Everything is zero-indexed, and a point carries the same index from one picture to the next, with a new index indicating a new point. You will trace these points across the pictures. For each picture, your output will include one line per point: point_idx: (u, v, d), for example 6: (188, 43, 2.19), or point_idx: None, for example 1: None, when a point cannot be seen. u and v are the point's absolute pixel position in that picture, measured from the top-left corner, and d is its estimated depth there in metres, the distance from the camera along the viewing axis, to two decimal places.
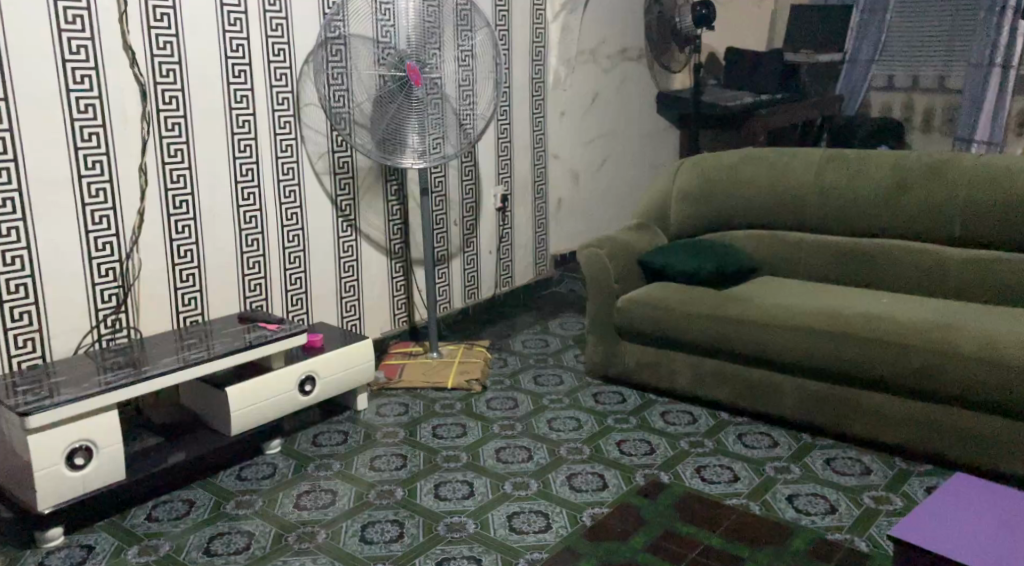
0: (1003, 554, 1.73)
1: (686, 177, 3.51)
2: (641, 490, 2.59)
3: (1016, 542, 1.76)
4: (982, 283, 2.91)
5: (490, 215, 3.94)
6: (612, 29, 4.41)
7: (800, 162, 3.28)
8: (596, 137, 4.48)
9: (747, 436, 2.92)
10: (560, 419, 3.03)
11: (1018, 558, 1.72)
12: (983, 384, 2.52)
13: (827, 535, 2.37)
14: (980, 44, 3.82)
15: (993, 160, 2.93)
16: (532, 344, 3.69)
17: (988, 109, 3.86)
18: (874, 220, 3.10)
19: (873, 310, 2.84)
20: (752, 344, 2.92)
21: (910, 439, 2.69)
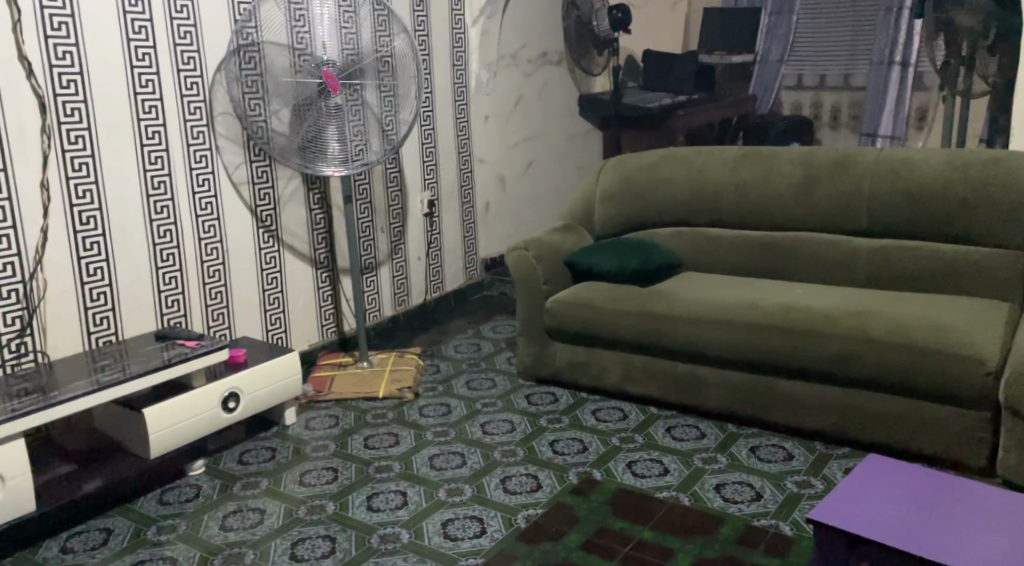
0: (910, 528, 1.80)
1: (610, 178, 3.56)
2: (573, 489, 2.62)
3: (924, 516, 1.84)
4: (891, 271, 3.02)
5: (417, 221, 3.93)
6: (531, 33, 4.45)
7: (716, 159, 3.36)
8: (520, 140, 4.51)
9: (676, 429, 2.97)
10: (494, 422, 3.04)
11: (929, 529, 1.79)
12: (894, 368, 2.61)
13: (754, 521, 2.43)
14: (881, 44, 3.96)
15: (896, 152, 3.05)
16: (464, 349, 3.70)
17: (890, 106, 3.97)
18: (789, 214, 3.19)
19: (790, 300, 2.92)
20: (676, 338, 2.97)
21: (831, 425, 2.77)
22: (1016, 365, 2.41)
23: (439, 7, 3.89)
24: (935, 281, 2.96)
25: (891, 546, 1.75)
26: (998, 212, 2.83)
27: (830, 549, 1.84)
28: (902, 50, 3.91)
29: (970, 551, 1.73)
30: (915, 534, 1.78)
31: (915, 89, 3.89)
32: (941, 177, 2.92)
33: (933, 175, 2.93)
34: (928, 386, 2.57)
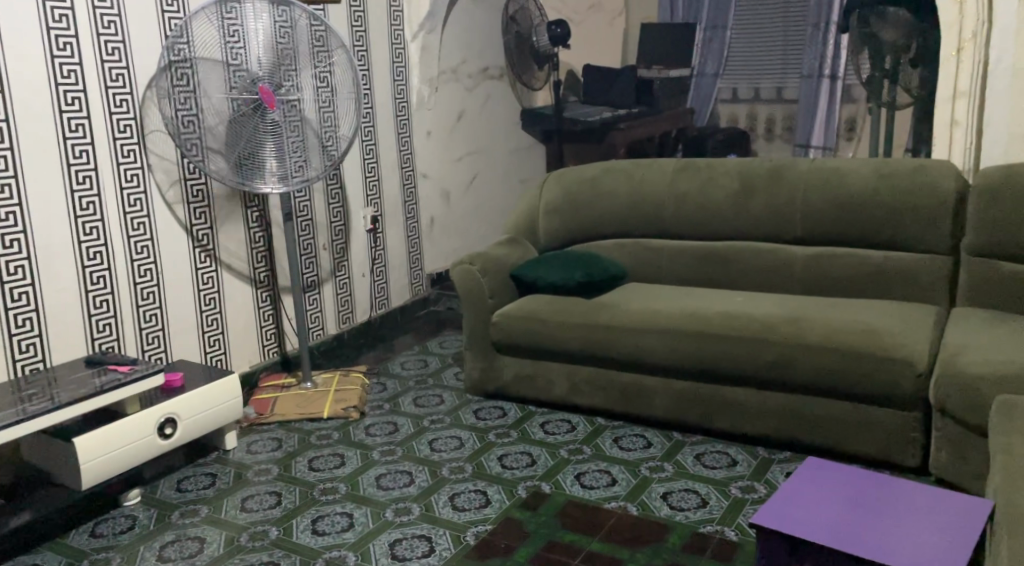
0: (850, 528, 1.84)
1: (552, 191, 3.58)
2: (522, 503, 2.61)
3: (863, 516, 1.87)
4: (827, 277, 3.09)
5: (361, 237, 3.89)
6: (471, 48, 4.46)
7: (655, 171, 3.40)
8: (464, 154, 4.51)
9: (623, 439, 2.99)
10: (442, 439, 3.03)
11: (868, 530, 1.83)
12: (831, 372, 2.66)
13: (700, 528, 2.46)
14: (811, 56, 4.39)
15: (827, 162, 3.12)
16: (411, 365, 3.68)
17: (822, 118, 4.43)
18: (727, 224, 3.24)
19: (731, 309, 2.97)
20: (621, 348, 3.00)
21: (772, 430, 2.82)
22: (944, 367, 2.48)
23: (377, 21, 3.86)
24: (868, 286, 3.03)
25: (830, 547, 1.79)
26: (923, 218, 2.91)
27: (772, 552, 1.87)
28: (831, 63, 4.35)
29: (907, 548, 1.76)
30: (854, 534, 1.82)
31: (844, 99, 4.33)
32: (870, 184, 2.99)
33: (862, 184, 3.00)
34: (863, 389, 2.63)
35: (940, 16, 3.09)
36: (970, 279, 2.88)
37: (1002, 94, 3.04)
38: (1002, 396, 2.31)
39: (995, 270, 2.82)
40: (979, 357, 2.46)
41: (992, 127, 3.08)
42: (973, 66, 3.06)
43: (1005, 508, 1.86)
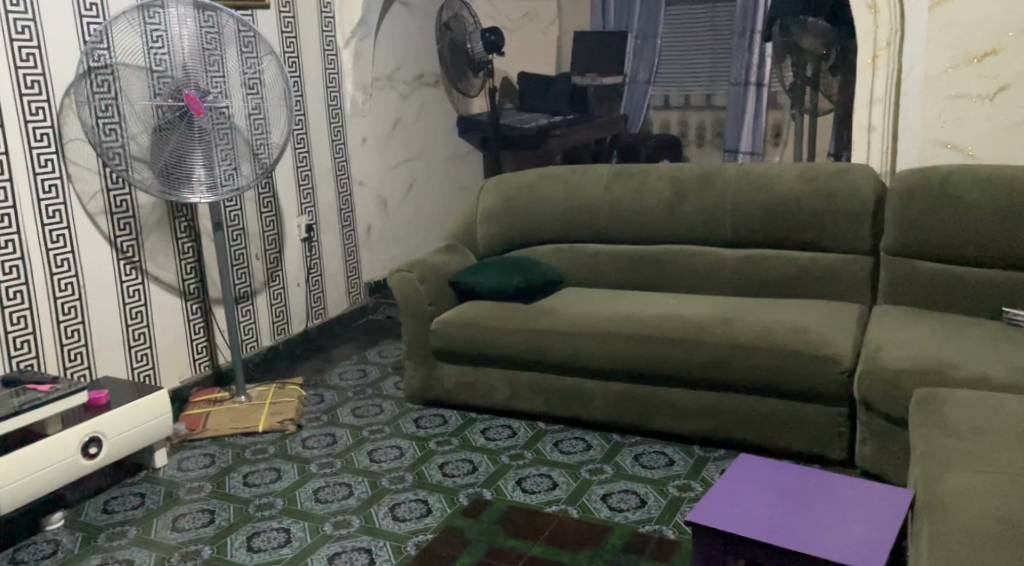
0: (779, 521, 1.88)
1: (489, 197, 3.58)
2: (463, 511, 2.60)
3: (792, 509, 1.91)
4: (759, 278, 3.15)
5: (296, 246, 3.84)
6: (405, 55, 4.44)
7: (590, 177, 3.43)
8: (400, 162, 4.49)
9: (564, 442, 3.01)
10: (382, 449, 3.01)
11: (794, 523, 1.87)
12: (762, 372, 2.71)
13: (639, 528, 2.48)
14: (739, 65, 4.95)
15: (755, 166, 3.18)
16: (350, 375, 3.64)
17: (750, 125, 4.98)
18: (660, 228, 3.28)
19: (665, 311, 3.01)
20: (559, 352, 3.01)
21: (708, 429, 2.86)
22: (867, 363, 2.55)
23: (308, 28, 3.81)
24: (797, 286, 3.10)
25: (760, 540, 1.83)
26: (846, 219, 2.99)
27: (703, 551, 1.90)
28: (756, 72, 4.91)
29: (833, 538, 1.81)
30: (783, 526, 1.86)
31: (770, 107, 4.93)
32: (796, 187, 3.06)
33: (789, 187, 3.07)
34: (794, 386, 2.68)
35: (857, 25, 3.20)
36: (889, 277, 2.97)
37: (916, 101, 3.13)
38: (920, 389, 2.39)
39: (912, 268, 2.92)
40: (900, 353, 2.54)
41: (907, 133, 3.18)
42: (888, 74, 3.17)
43: (925, 497, 1.92)
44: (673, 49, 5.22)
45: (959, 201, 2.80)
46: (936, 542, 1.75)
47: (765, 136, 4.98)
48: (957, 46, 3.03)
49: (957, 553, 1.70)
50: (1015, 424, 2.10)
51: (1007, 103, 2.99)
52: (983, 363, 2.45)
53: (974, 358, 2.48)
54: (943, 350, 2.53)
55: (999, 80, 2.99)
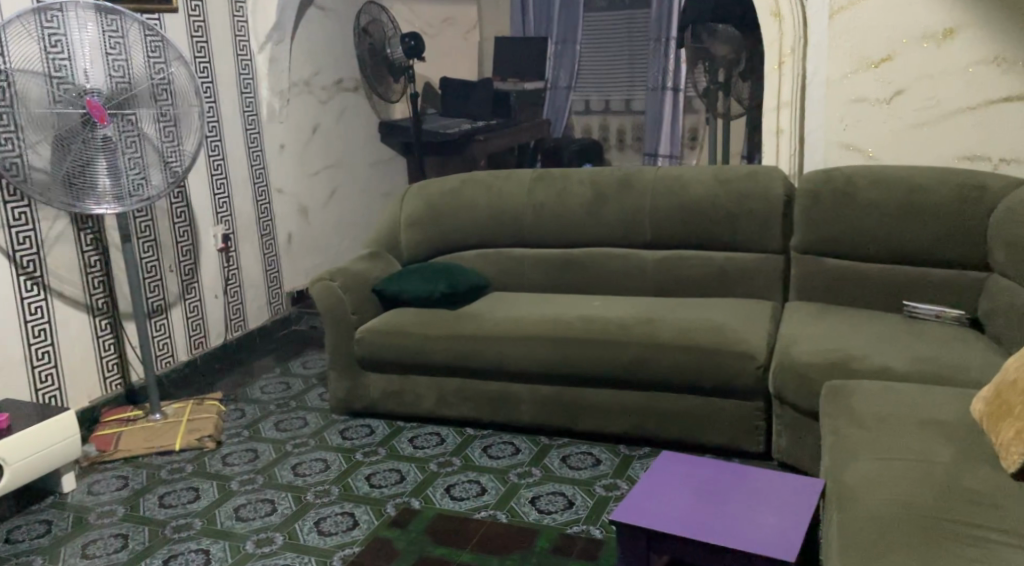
0: (697, 516, 1.90)
1: (411, 203, 3.55)
2: (391, 522, 2.57)
3: (709, 503, 1.94)
4: (679, 278, 3.19)
5: (212, 257, 3.74)
6: (323, 61, 4.37)
7: (513, 182, 3.43)
8: (321, 168, 4.41)
9: (492, 447, 2.99)
10: (306, 463, 2.94)
11: (712, 516, 1.90)
12: (683, 370, 2.75)
13: (566, 529, 2.49)
14: (655, 71, 5.01)
15: (671, 169, 3.23)
16: (273, 388, 3.56)
17: (666, 131, 5.03)
18: (581, 231, 3.30)
19: (588, 314, 3.02)
20: (485, 357, 2.99)
21: (633, 428, 2.88)
22: (782, 358, 2.61)
23: (220, 32, 3.72)
24: (716, 285, 3.15)
25: (678, 535, 1.85)
26: (761, 218, 3.05)
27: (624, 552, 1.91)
28: (673, 76, 4.97)
29: (748, 529, 1.84)
30: (702, 521, 1.88)
31: (686, 112, 5.03)
32: (712, 189, 3.11)
33: (705, 189, 3.12)
34: (714, 383, 2.72)
35: (763, 32, 3.27)
36: (800, 274, 3.05)
37: (819, 106, 3.24)
38: (827, 382, 2.45)
39: (819, 265, 3.00)
40: (811, 347, 2.61)
41: (812, 136, 3.28)
42: (794, 78, 3.25)
43: (834, 487, 1.97)
44: (592, 53, 5.30)
45: (864, 198, 2.89)
46: (850, 531, 1.79)
47: (682, 140, 5.09)
48: (856, 53, 3.12)
49: (866, 540, 1.75)
50: (920, 412, 2.18)
51: (903, 107, 3.10)
52: (890, 355, 2.53)
53: (883, 351, 2.55)
54: (854, 343, 2.61)
55: (895, 84, 3.09)
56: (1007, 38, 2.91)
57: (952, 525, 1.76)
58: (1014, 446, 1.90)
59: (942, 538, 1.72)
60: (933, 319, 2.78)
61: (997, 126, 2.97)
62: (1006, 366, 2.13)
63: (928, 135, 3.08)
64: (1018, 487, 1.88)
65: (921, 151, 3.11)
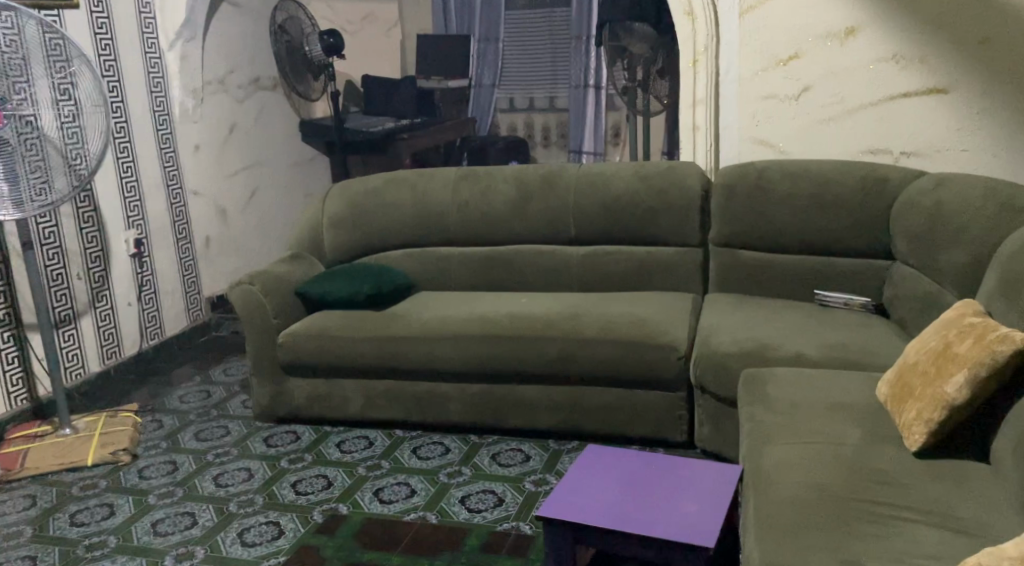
0: (622, 506, 1.92)
1: (333, 204, 3.48)
2: (318, 529, 2.52)
3: (634, 494, 1.96)
4: (604, 274, 3.20)
5: (124, 263, 3.61)
6: (238, 58, 4.27)
7: (436, 181, 3.40)
8: (239, 169, 4.30)
9: (421, 448, 2.96)
10: (229, 472, 2.87)
11: (638, 506, 1.91)
12: (608, 363, 2.76)
13: (496, 527, 2.48)
14: (577, 69, 5.08)
15: (592, 166, 3.25)
16: (193, 397, 3.45)
17: (591, 127, 5.11)
18: (506, 229, 3.28)
19: (515, 311, 3.02)
20: (410, 357, 2.96)
21: (561, 423, 2.89)
22: (702, 348, 2.64)
23: (126, 29, 3.59)
24: (641, 279, 3.17)
25: (604, 527, 1.86)
26: (681, 212, 3.08)
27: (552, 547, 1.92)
28: (594, 75, 5.03)
29: (673, 517, 1.86)
30: (628, 511, 1.90)
31: (608, 109, 5.10)
32: (632, 185, 3.14)
33: (626, 185, 3.14)
34: (639, 375, 2.75)
35: (677, 31, 3.30)
36: (719, 267, 3.09)
37: (733, 102, 3.29)
38: (745, 370, 2.50)
39: (739, 258, 3.05)
40: (730, 337, 2.65)
41: (727, 132, 3.33)
42: (707, 75, 3.29)
43: (751, 473, 2.00)
44: (515, 52, 5.31)
45: (779, 192, 2.95)
46: (771, 514, 1.82)
47: (605, 136, 5.14)
48: (766, 51, 3.19)
49: (781, 521, 1.79)
50: (836, 398, 2.23)
51: (810, 103, 3.18)
52: (808, 343, 2.58)
53: (800, 340, 2.61)
54: (772, 333, 2.65)
55: (802, 82, 3.16)
56: (905, 36, 3.00)
57: (862, 504, 1.81)
58: (916, 426, 1.98)
59: (857, 521, 1.76)
60: (842, 306, 2.86)
61: (896, 121, 3.08)
62: (908, 350, 2.22)
63: (834, 130, 3.17)
64: (922, 465, 1.94)
65: (829, 144, 3.19)
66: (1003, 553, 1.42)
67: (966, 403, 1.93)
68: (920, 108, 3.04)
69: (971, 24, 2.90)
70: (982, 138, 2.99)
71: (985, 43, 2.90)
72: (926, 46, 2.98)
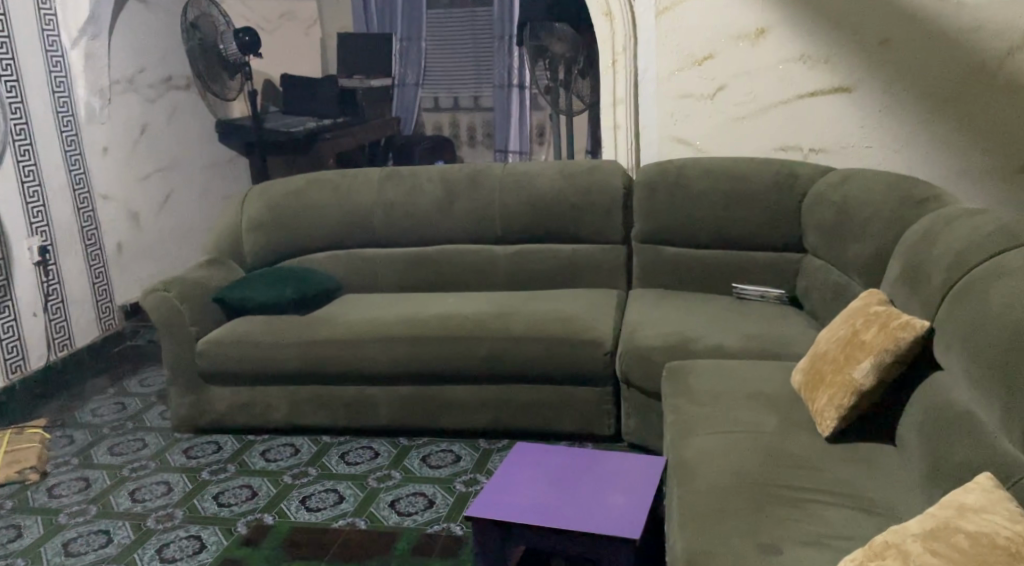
0: (551, 503, 1.91)
1: (252, 207, 3.38)
2: (242, 541, 2.44)
3: (563, 490, 1.95)
4: (531, 273, 3.19)
5: (28, 272, 3.45)
6: (148, 57, 4.12)
7: (360, 181, 3.34)
8: (152, 171, 4.16)
9: (349, 453, 2.90)
10: (146, 486, 2.76)
11: (567, 502, 1.90)
12: (536, 360, 2.75)
13: (427, 529, 2.44)
14: (501, 68, 5.06)
15: (515, 165, 3.24)
16: (106, 410, 3.32)
17: (517, 126, 5.11)
18: (432, 229, 3.24)
19: (441, 311, 2.99)
20: (335, 361, 2.89)
21: (491, 422, 2.86)
22: (627, 343, 2.65)
23: (25, 26, 3.43)
24: (568, 277, 3.17)
25: (534, 524, 1.84)
26: (605, 210, 3.09)
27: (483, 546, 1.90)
28: (517, 74, 5.04)
29: (601, 512, 1.86)
30: (556, 507, 1.89)
31: (532, 109, 5.11)
32: (556, 184, 3.14)
33: (550, 184, 3.14)
34: (567, 371, 2.74)
35: (596, 31, 3.31)
36: (644, 263, 3.11)
37: (651, 101, 3.32)
38: (670, 363, 2.51)
39: (663, 254, 3.07)
40: (654, 332, 2.67)
41: (647, 131, 3.36)
42: (626, 76, 3.31)
43: (675, 464, 2.01)
44: (438, 52, 5.28)
45: (699, 188, 2.99)
46: (697, 503, 1.82)
47: (530, 136, 5.17)
48: (681, 51, 3.22)
49: (706, 510, 1.79)
50: (758, 388, 2.26)
51: (724, 102, 3.22)
52: (730, 336, 2.61)
53: (723, 332, 2.64)
54: (695, 327, 2.68)
55: (716, 81, 3.21)
56: (812, 36, 3.06)
57: (779, 489, 1.84)
58: (827, 412, 2.02)
59: (781, 507, 1.78)
60: (759, 298, 2.92)
61: (806, 119, 3.15)
62: (819, 340, 2.26)
63: (747, 128, 3.22)
64: (834, 449, 1.98)
65: (743, 142, 3.25)
66: (907, 530, 1.50)
67: (874, 388, 1.98)
68: (828, 107, 3.11)
69: (874, 24, 2.99)
70: (888, 134, 3.08)
71: (885, 43, 2.99)
72: (831, 46, 3.05)
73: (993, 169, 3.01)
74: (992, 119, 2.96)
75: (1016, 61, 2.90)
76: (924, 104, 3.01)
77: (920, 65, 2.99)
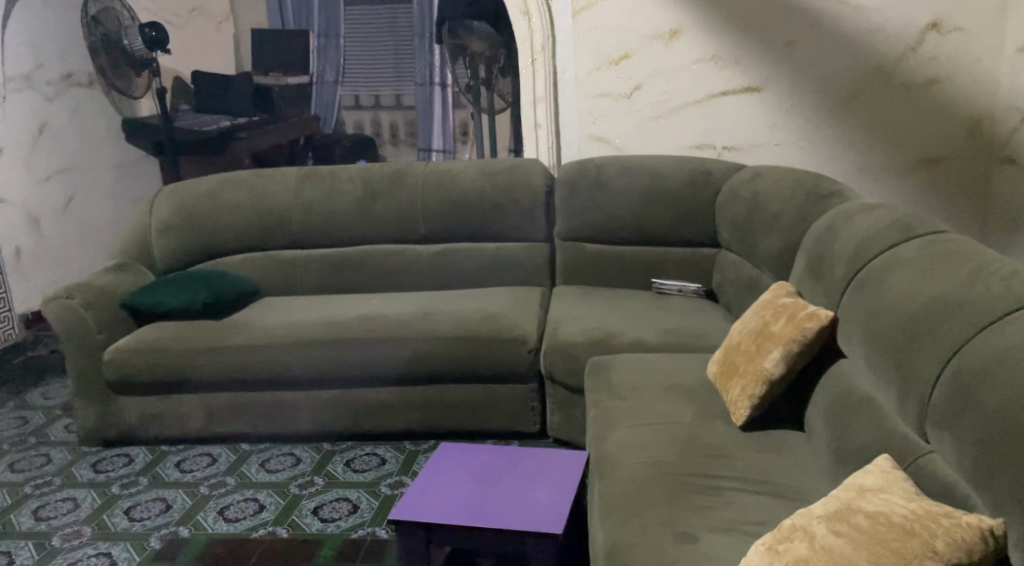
0: (476, 502, 1.87)
1: (162, 209, 3.25)
2: (155, 555, 2.35)
3: (488, 489, 1.91)
4: (454, 272, 3.15)
5: None
6: (45, 53, 3.94)
7: (277, 181, 3.25)
8: (53, 173, 3.98)
9: (270, 461, 2.81)
10: (52, 504, 2.63)
11: (491, 500, 1.87)
12: (460, 359, 2.71)
13: (351, 535, 2.38)
14: (422, 66, 5.01)
15: (435, 164, 3.19)
16: (6, 426, 3.15)
17: (439, 124, 5.06)
18: (353, 228, 3.17)
19: (363, 313, 2.92)
20: (252, 366, 2.80)
21: (416, 423, 2.81)
22: (550, 340, 2.63)
23: None
24: (491, 275, 3.13)
25: (458, 525, 1.80)
26: (527, 207, 3.07)
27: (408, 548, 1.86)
28: (438, 72, 4.99)
29: (526, 509, 1.83)
30: (481, 506, 1.86)
31: (454, 108, 5.06)
32: (478, 182, 3.10)
33: (471, 182, 3.11)
34: (492, 370, 2.71)
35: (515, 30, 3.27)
36: (567, 260, 3.09)
37: (570, 100, 3.30)
38: (593, 359, 2.50)
39: (586, 250, 3.06)
40: (577, 328, 2.65)
41: (567, 129, 3.34)
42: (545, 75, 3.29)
43: (597, 459, 1.99)
44: (356, 50, 5.18)
45: (618, 185, 2.99)
46: (618, 495, 1.81)
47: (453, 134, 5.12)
48: (598, 50, 3.20)
49: (625, 501, 1.78)
50: (681, 381, 2.26)
51: (641, 101, 3.23)
52: (651, 330, 2.62)
53: (645, 327, 2.64)
54: (617, 322, 2.68)
55: (633, 80, 3.21)
56: (723, 36, 3.10)
57: (698, 479, 1.84)
58: (741, 401, 2.04)
59: (702, 497, 1.78)
60: (676, 293, 2.94)
61: (719, 118, 3.18)
62: (735, 331, 2.28)
63: (665, 126, 3.24)
64: (751, 438, 2.00)
65: (661, 140, 3.26)
66: (812, 513, 1.52)
67: (784, 375, 2.01)
68: (740, 106, 3.15)
69: (782, 24, 3.04)
70: (800, 131, 3.13)
71: (791, 44, 3.06)
72: (740, 46, 3.09)
73: (895, 164, 3.11)
74: (896, 116, 3.06)
75: (911, 61, 3.00)
76: (829, 103, 3.09)
77: (827, 64, 3.05)
